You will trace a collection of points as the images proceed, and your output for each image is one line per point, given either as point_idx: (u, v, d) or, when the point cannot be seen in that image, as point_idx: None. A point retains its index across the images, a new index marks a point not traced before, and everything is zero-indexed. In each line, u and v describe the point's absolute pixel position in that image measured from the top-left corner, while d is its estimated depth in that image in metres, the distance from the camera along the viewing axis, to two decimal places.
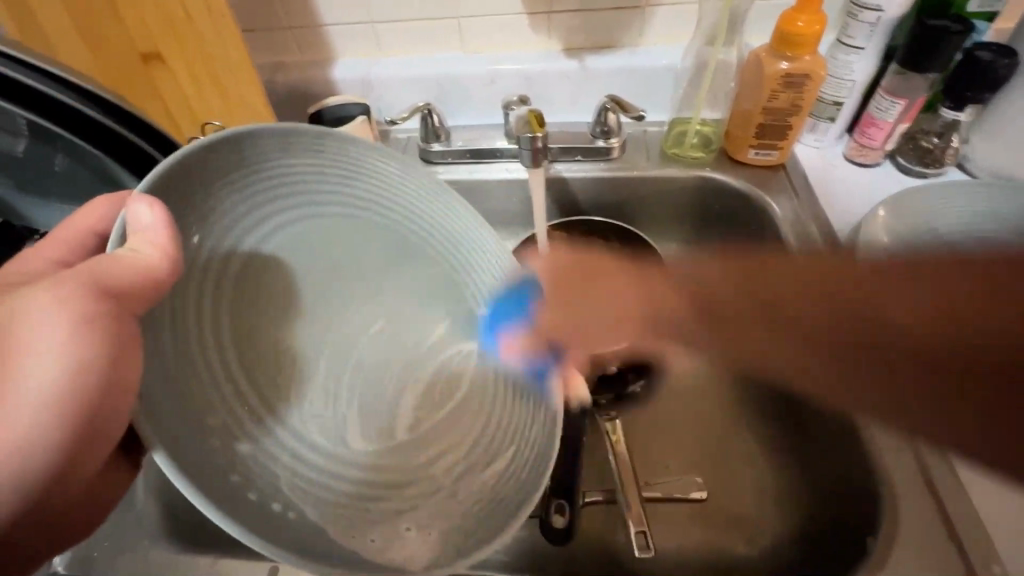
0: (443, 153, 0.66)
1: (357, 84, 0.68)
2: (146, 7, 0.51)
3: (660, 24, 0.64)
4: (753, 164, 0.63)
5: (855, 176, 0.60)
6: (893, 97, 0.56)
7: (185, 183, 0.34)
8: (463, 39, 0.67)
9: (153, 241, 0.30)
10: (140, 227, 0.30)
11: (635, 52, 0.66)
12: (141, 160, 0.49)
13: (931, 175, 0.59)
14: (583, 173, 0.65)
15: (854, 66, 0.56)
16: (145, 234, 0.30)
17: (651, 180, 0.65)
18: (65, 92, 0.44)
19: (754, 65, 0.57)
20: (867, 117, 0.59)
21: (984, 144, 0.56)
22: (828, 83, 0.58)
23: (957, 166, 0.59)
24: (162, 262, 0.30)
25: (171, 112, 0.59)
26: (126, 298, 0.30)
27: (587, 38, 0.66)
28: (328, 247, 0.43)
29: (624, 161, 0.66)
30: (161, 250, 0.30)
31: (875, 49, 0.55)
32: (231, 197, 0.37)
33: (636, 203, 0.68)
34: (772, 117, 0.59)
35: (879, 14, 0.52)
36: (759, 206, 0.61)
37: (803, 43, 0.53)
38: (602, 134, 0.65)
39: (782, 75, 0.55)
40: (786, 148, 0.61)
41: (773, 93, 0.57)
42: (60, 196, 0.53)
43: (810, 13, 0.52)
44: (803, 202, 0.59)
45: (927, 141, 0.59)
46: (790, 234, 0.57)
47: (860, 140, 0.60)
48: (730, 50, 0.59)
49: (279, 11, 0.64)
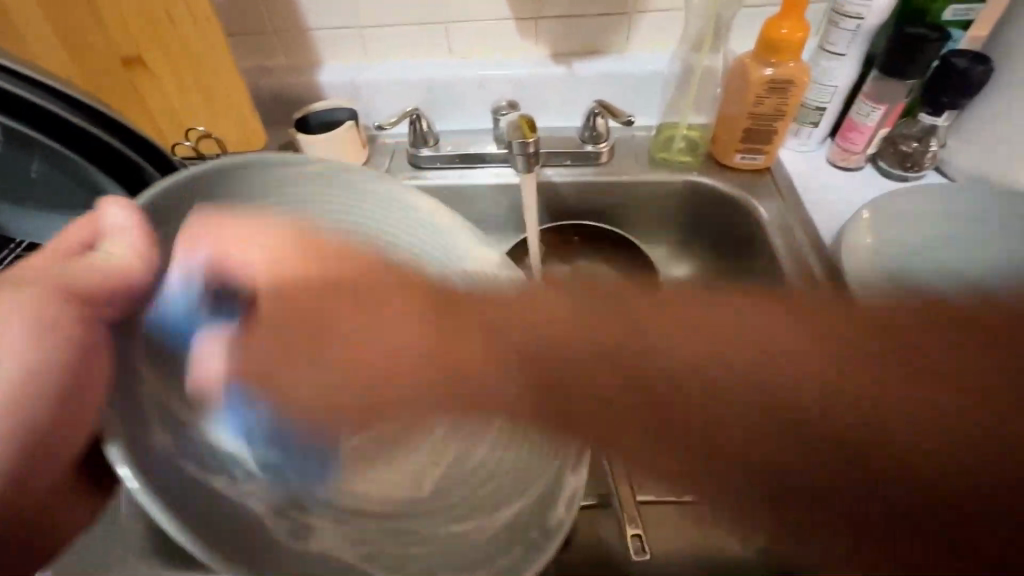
0: (431, 158, 0.67)
1: (343, 89, 0.68)
2: (127, 11, 0.50)
3: (646, 30, 0.65)
4: (740, 168, 0.64)
5: (839, 180, 0.62)
6: (874, 102, 0.57)
7: (175, 206, 0.38)
8: (450, 45, 0.67)
9: (126, 241, 0.34)
10: (117, 227, 0.34)
11: (623, 58, 0.66)
12: (122, 165, 0.47)
13: (911, 178, 0.60)
14: (572, 178, 0.66)
15: (836, 72, 0.57)
16: (119, 232, 0.34)
17: (640, 183, 0.66)
18: (27, 91, 0.41)
19: (739, 71, 0.58)
20: (849, 121, 0.60)
21: (961, 148, 0.58)
22: (811, 89, 0.59)
23: (936, 169, 0.61)
24: (135, 265, 0.33)
25: (155, 119, 0.59)
26: (95, 304, 0.32)
27: (575, 44, 0.66)
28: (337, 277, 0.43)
29: (612, 166, 0.66)
30: (135, 252, 0.34)
31: (856, 56, 0.56)
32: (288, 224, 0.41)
33: (624, 207, 0.68)
34: (757, 122, 0.60)
35: (860, 22, 0.53)
36: (746, 208, 0.62)
37: (786, 50, 0.54)
38: (590, 139, 0.65)
39: (766, 81, 0.56)
40: (771, 152, 0.62)
41: (758, 99, 0.58)
42: (38, 204, 0.51)
43: (794, 21, 0.53)
44: (789, 206, 0.60)
45: (907, 145, 0.60)
46: (776, 236, 0.58)
47: (843, 145, 0.61)
48: (716, 56, 0.61)
49: (263, 15, 0.63)
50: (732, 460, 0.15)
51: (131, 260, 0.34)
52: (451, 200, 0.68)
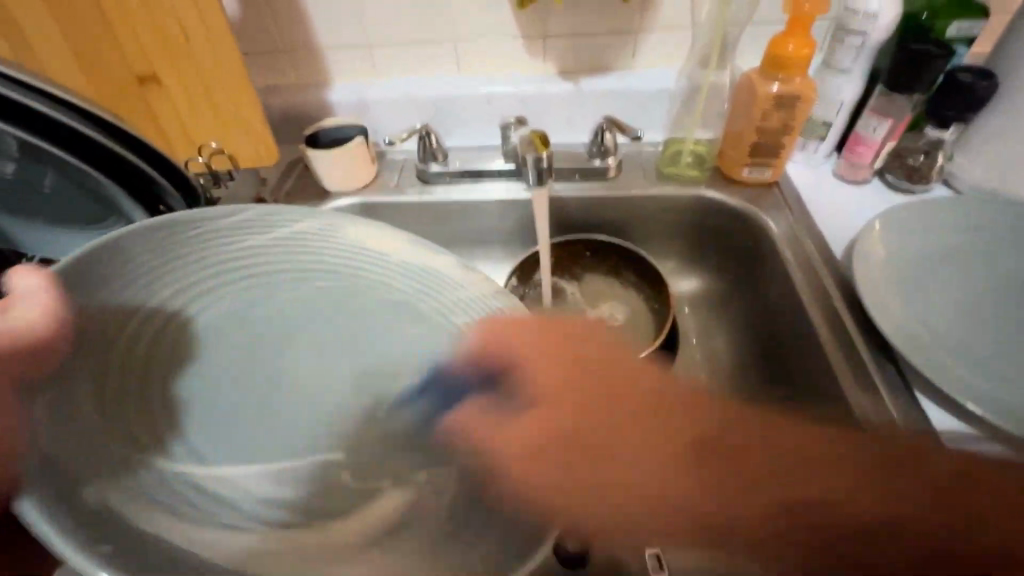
0: (440, 173, 0.67)
1: (353, 106, 0.68)
2: (144, 29, 0.51)
3: (653, 48, 0.66)
4: (747, 183, 0.64)
5: (846, 193, 0.62)
6: (880, 117, 0.58)
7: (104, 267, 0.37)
8: (459, 63, 0.68)
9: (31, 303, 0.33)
10: (16, 294, 0.34)
11: (629, 75, 0.67)
12: (134, 177, 0.47)
13: (918, 191, 0.61)
14: (581, 193, 0.66)
15: (841, 88, 0.58)
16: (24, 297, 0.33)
17: (649, 197, 0.66)
18: (45, 105, 0.42)
19: (746, 87, 0.59)
20: (856, 136, 0.61)
21: (967, 162, 0.58)
22: (817, 104, 0.60)
23: (943, 183, 0.61)
24: (46, 321, 0.33)
25: (166, 135, 0.59)
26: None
27: (583, 62, 0.67)
28: (335, 303, 0.44)
29: (620, 181, 0.67)
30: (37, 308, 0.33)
31: (861, 71, 0.57)
32: (222, 253, 0.42)
33: (632, 221, 0.68)
34: (764, 137, 0.60)
35: (865, 39, 0.54)
36: (754, 221, 0.62)
37: (793, 66, 0.55)
38: (598, 154, 0.66)
39: (773, 96, 0.57)
40: (778, 166, 0.62)
41: (765, 114, 0.58)
42: (48, 217, 0.51)
43: (799, 38, 0.54)
44: (797, 219, 0.60)
45: (914, 159, 0.61)
46: (785, 249, 0.58)
47: (849, 159, 0.62)
48: (722, 72, 0.62)
49: (276, 34, 0.64)
50: (746, 449, 0.32)
51: (35, 317, 0.33)
52: (459, 214, 0.68)
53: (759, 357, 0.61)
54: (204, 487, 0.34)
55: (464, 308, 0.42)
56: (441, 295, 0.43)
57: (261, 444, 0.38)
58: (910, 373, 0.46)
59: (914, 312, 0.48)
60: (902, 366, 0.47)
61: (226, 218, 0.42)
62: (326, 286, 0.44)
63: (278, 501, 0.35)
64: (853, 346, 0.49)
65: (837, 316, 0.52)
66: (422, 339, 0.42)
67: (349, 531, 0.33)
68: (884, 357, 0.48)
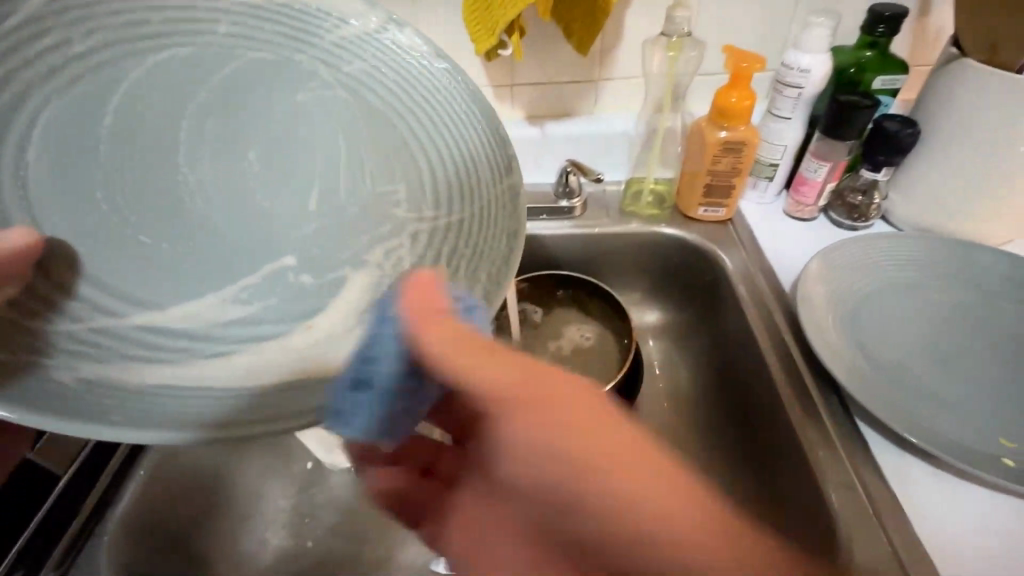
0: None
1: None
2: None
3: (612, 95, 0.70)
4: (703, 220, 0.68)
5: (794, 230, 0.66)
6: (820, 160, 0.63)
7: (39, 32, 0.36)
8: None
9: None
10: None
11: (591, 119, 0.72)
12: None
13: (860, 228, 0.65)
14: (548, 231, 0.69)
15: (783, 134, 0.63)
16: None
17: (612, 235, 0.70)
18: None
19: (697, 133, 0.64)
20: (800, 177, 0.65)
21: (901, 201, 0.63)
22: (763, 148, 0.65)
23: (882, 219, 0.66)
24: None
25: None
26: None
27: (548, 107, 0.71)
28: (310, 117, 0.42)
29: (586, 219, 0.70)
30: None
31: (800, 119, 0.62)
32: (99, 127, 0.37)
33: (599, 257, 0.72)
34: (716, 178, 0.65)
35: (801, 91, 0.59)
36: (711, 257, 0.66)
37: (737, 116, 0.59)
38: (564, 194, 0.69)
39: (721, 142, 0.61)
40: (731, 205, 0.67)
41: (715, 158, 0.63)
42: None
43: (741, 91, 0.59)
44: (750, 256, 0.64)
45: (853, 197, 0.65)
46: (739, 284, 0.62)
47: (796, 198, 0.66)
48: (676, 117, 0.67)
49: None
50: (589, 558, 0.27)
51: None
52: None
53: (719, 387, 0.64)
54: (142, 330, 0.33)
55: (354, 80, 0.43)
56: (313, 39, 0.43)
57: (230, 262, 0.37)
58: (852, 401, 0.50)
59: (855, 343, 0.52)
60: (844, 395, 0.51)
61: (61, 69, 0.37)
62: (209, 97, 0.41)
63: (234, 321, 0.35)
64: (800, 376, 0.53)
65: (786, 347, 0.55)
66: (338, 120, 0.42)
67: (285, 388, 0.31)
68: (828, 386, 0.52)
